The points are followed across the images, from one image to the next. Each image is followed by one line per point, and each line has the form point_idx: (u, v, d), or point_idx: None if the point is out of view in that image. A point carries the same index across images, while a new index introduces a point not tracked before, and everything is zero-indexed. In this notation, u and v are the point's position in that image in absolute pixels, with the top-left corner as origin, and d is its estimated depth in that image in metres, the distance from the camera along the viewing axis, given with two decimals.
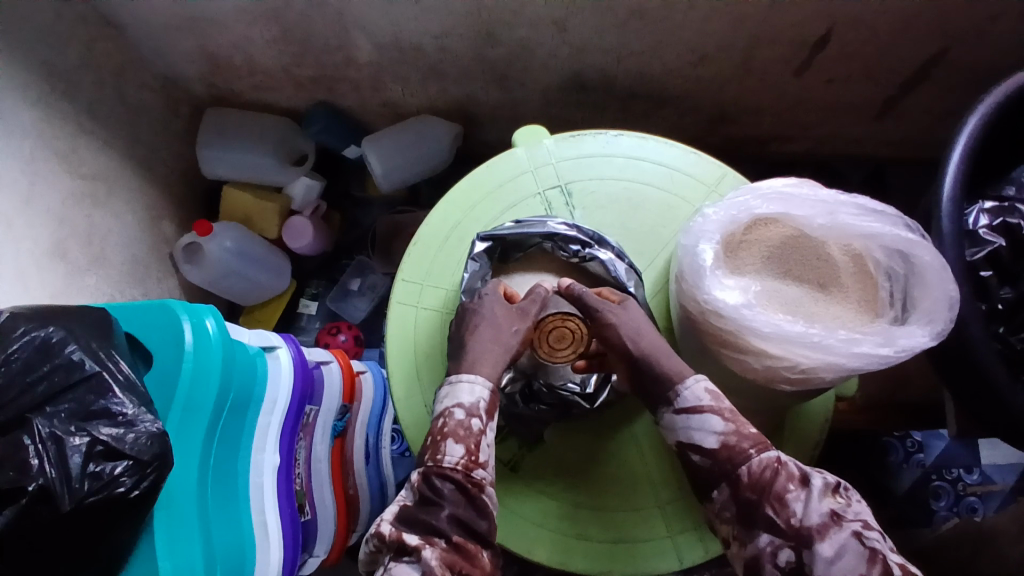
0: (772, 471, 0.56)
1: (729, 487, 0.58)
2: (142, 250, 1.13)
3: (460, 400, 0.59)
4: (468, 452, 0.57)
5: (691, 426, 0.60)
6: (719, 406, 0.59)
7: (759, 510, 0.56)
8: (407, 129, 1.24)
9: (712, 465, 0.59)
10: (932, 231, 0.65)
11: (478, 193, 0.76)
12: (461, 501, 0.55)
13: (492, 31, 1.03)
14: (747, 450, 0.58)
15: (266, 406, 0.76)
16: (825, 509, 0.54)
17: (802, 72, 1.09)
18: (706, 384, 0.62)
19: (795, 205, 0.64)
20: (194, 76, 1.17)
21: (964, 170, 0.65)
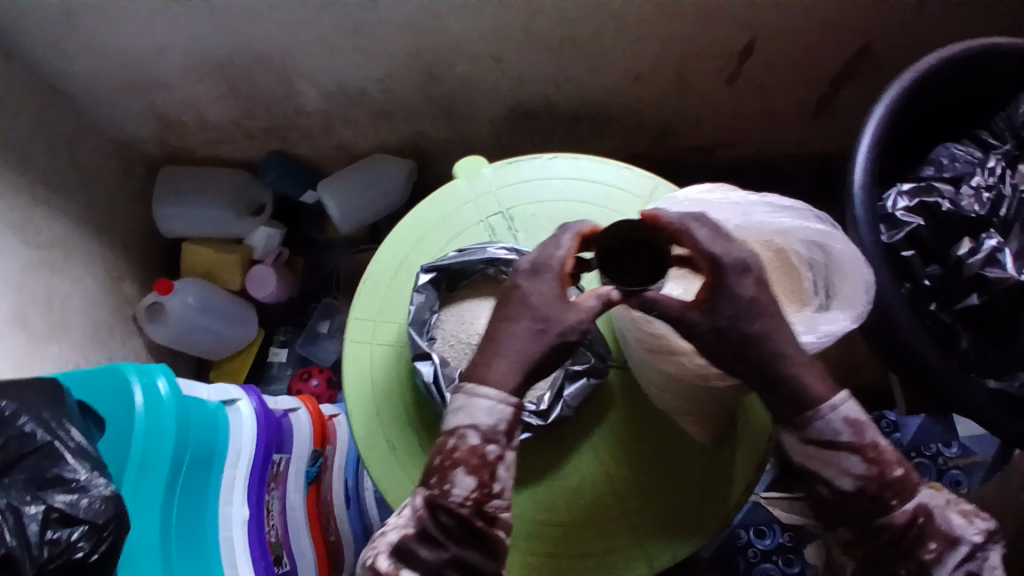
0: (911, 528, 0.57)
1: (857, 529, 0.60)
2: (104, 314, 1.13)
3: (476, 423, 0.55)
4: (480, 485, 0.55)
5: (826, 459, 0.59)
6: (862, 444, 0.58)
7: (892, 566, 0.58)
8: (361, 169, 1.26)
9: (841, 502, 0.60)
10: (849, 222, 0.68)
11: (424, 227, 0.78)
12: (465, 537, 0.54)
13: (432, 69, 1.06)
14: (889, 501, 0.58)
15: (230, 458, 0.75)
16: (961, 574, 0.57)
17: (734, 81, 1.13)
18: (847, 412, 0.58)
19: (710, 211, 0.64)
20: (146, 138, 1.19)
21: (874, 162, 0.68)
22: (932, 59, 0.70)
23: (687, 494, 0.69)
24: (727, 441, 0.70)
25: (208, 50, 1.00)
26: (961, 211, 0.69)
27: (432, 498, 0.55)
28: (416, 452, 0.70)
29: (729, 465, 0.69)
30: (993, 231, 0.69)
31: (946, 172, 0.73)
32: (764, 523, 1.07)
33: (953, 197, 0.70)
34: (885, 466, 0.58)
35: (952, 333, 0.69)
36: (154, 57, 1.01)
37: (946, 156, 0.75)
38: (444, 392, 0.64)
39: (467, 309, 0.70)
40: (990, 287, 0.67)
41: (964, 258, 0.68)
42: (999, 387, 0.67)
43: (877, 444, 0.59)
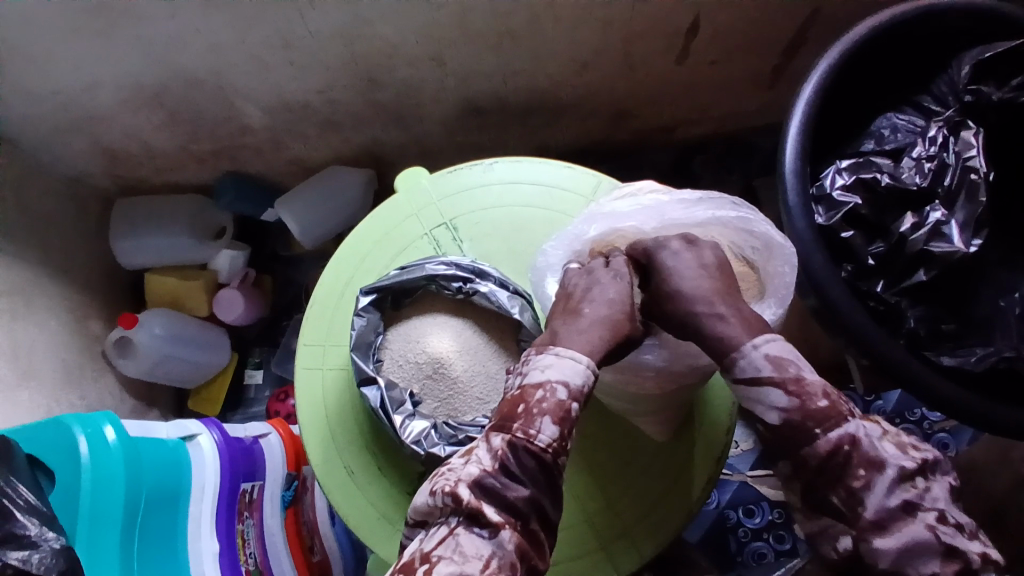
0: (844, 454, 0.53)
1: (793, 463, 0.56)
2: (74, 354, 1.12)
3: (569, 380, 0.56)
4: (561, 436, 0.55)
5: (752, 396, 0.57)
6: (782, 377, 0.56)
7: (825, 495, 0.54)
8: (317, 182, 1.24)
9: (775, 440, 0.57)
10: (781, 206, 0.68)
11: (367, 245, 0.77)
12: (543, 481, 0.54)
13: (373, 76, 1.04)
14: (813, 430, 0.54)
15: (194, 494, 0.77)
16: (895, 502, 0.52)
17: (683, 59, 1.11)
18: (769, 350, 0.57)
19: (623, 219, 0.68)
20: (97, 173, 1.17)
21: (802, 144, 0.67)
22: (867, 26, 0.69)
23: (646, 493, 0.70)
24: (681, 435, 0.72)
25: (142, 79, 0.98)
26: (900, 184, 0.68)
27: (513, 439, 0.54)
28: (374, 474, 0.70)
29: (687, 459, 0.71)
30: (936, 203, 0.67)
31: (888, 144, 0.73)
32: (752, 501, 1.04)
33: (892, 171, 0.69)
34: (808, 398, 0.55)
35: (898, 313, 0.68)
36: (89, 92, 0.99)
37: (886, 128, 0.74)
38: (391, 415, 0.64)
39: (413, 327, 0.70)
40: (935, 262, 0.67)
41: (907, 234, 0.67)
42: (955, 364, 0.66)
43: (800, 377, 0.56)
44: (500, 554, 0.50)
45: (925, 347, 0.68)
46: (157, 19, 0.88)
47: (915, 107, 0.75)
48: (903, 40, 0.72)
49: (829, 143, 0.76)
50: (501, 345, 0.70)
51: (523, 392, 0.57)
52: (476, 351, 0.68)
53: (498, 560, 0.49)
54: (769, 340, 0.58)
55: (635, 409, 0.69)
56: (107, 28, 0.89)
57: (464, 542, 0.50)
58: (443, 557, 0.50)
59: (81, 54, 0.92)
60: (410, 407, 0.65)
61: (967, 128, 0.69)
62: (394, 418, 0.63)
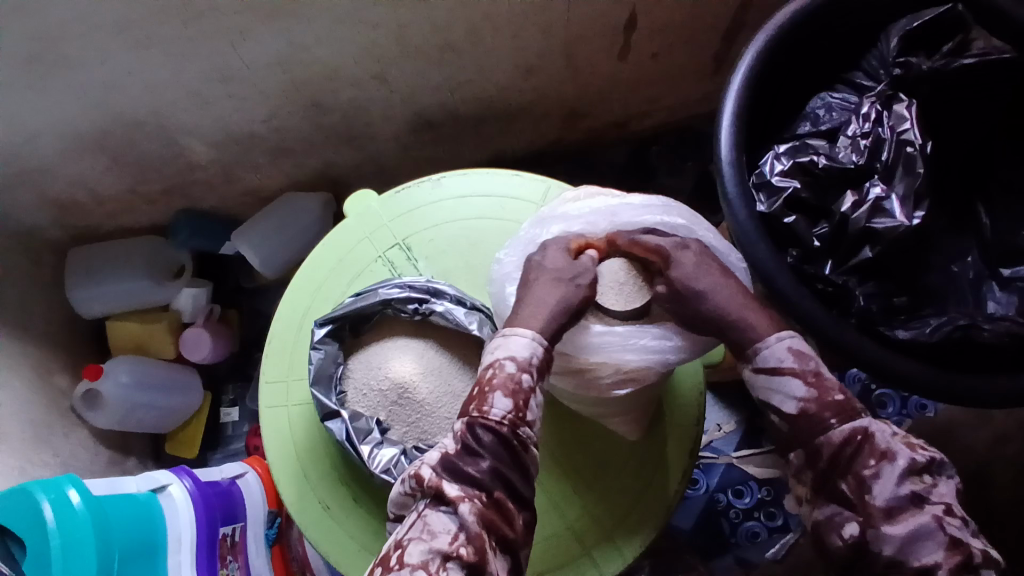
0: (853, 445, 0.56)
1: (807, 452, 0.58)
2: (41, 412, 1.08)
3: (515, 353, 0.56)
4: (516, 407, 0.55)
5: (771, 387, 0.60)
6: (802, 368, 0.59)
7: (834, 483, 0.57)
8: (274, 211, 1.22)
9: (792, 430, 0.59)
10: (722, 197, 0.68)
11: (320, 275, 0.77)
12: (505, 454, 0.53)
13: (317, 100, 1.03)
14: (828, 421, 0.57)
15: (172, 545, 0.75)
16: (905, 491, 0.54)
17: (626, 54, 1.11)
18: (792, 343, 0.60)
19: (572, 221, 0.69)
20: (48, 225, 1.13)
21: (737, 134, 0.68)
22: (788, 11, 0.70)
23: (624, 491, 0.71)
24: (654, 431, 0.72)
25: (79, 125, 0.96)
26: (838, 164, 0.69)
27: (470, 419, 0.55)
28: (351, 505, 0.69)
29: (661, 453, 0.71)
30: (875, 178, 0.68)
31: (823, 124, 0.73)
32: (739, 482, 1.04)
33: (829, 152, 0.71)
34: (826, 391, 0.58)
35: (847, 293, 0.68)
36: (27, 145, 0.96)
37: (821, 108, 0.75)
38: (358, 446, 0.63)
39: (374, 353, 0.69)
40: (879, 238, 0.67)
41: (849, 214, 0.68)
42: (910, 337, 0.66)
43: (819, 370, 0.59)
44: (462, 528, 0.50)
45: (879, 323, 0.67)
46: (88, 64, 0.86)
47: (848, 85, 0.76)
48: (827, 22, 0.73)
49: (767, 127, 0.77)
50: (465, 361, 0.70)
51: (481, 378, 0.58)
52: (440, 371, 0.68)
53: (464, 533, 0.50)
54: (790, 334, 0.61)
55: (605, 411, 0.69)
56: (36, 79, 0.86)
57: (432, 520, 0.51)
58: (413, 539, 0.50)
59: (13, 106, 0.89)
60: (377, 436, 0.64)
61: (899, 101, 0.70)
62: (362, 449, 0.63)
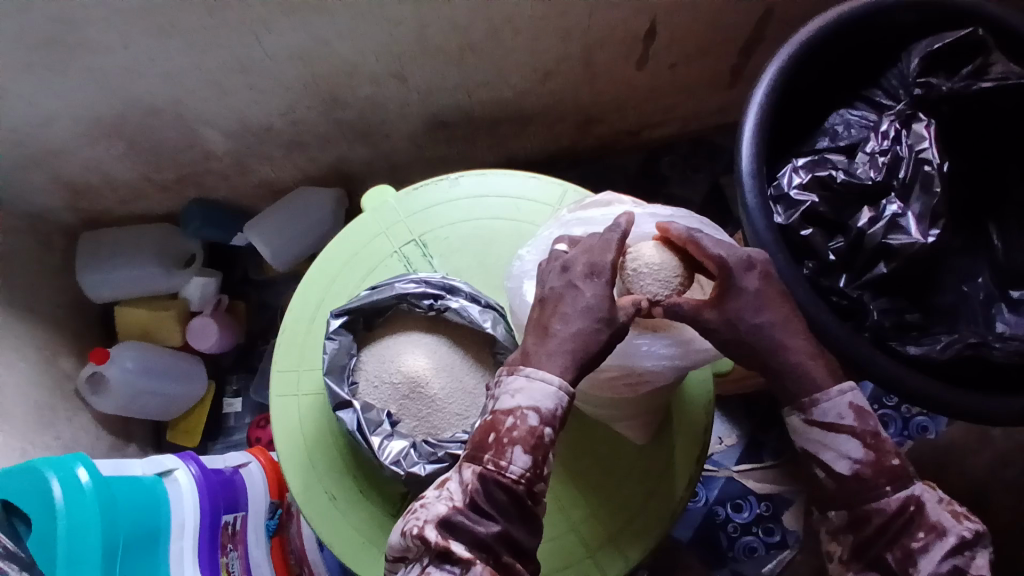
0: (904, 515, 0.57)
1: (849, 512, 0.60)
2: (44, 395, 1.09)
3: (540, 406, 0.55)
4: (533, 465, 0.55)
5: (824, 442, 0.60)
6: (861, 428, 0.59)
7: (878, 550, 0.58)
8: (286, 204, 1.23)
9: (836, 488, 0.61)
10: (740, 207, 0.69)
11: (334, 268, 0.77)
12: (515, 513, 0.54)
13: (336, 96, 1.04)
14: (882, 487, 0.59)
15: (175, 531, 0.74)
16: (946, 568, 0.55)
17: (643, 63, 1.13)
18: (854, 399, 0.60)
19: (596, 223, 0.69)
20: (60, 208, 1.14)
21: (757, 147, 0.69)
22: (810, 29, 0.71)
23: (631, 495, 0.70)
24: (662, 435, 0.72)
25: (98, 110, 0.97)
26: (856, 180, 0.70)
27: (484, 472, 0.54)
28: (357, 498, 0.69)
29: (670, 458, 0.71)
30: (892, 196, 0.69)
31: (842, 140, 0.75)
32: (739, 496, 1.04)
33: (847, 167, 0.71)
34: (883, 455, 0.59)
35: (860, 308, 0.69)
36: (45, 126, 0.97)
37: (840, 125, 0.76)
38: (368, 437, 0.63)
39: (388, 346, 0.69)
40: (894, 254, 0.69)
41: (865, 229, 0.69)
42: (921, 352, 0.67)
43: (877, 431, 0.60)
44: None
45: (891, 338, 0.69)
46: (111, 50, 0.87)
47: (866, 102, 0.77)
48: (850, 37, 0.74)
49: (785, 141, 0.78)
50: (477, 358, 0.70)
51: (494, 420, 0.56)
52: (453, 367, 0.68)
53: None
54: (851, 389, 0.61)
55: (611, 414, 0.68)
56: (59, 63, 0.87)
57: None
58: None
59: (34, 91, 0.91)
60: (388, 428, 0.64)
61: (919, 120, 0.70)
62: (372, 439, 0.63)
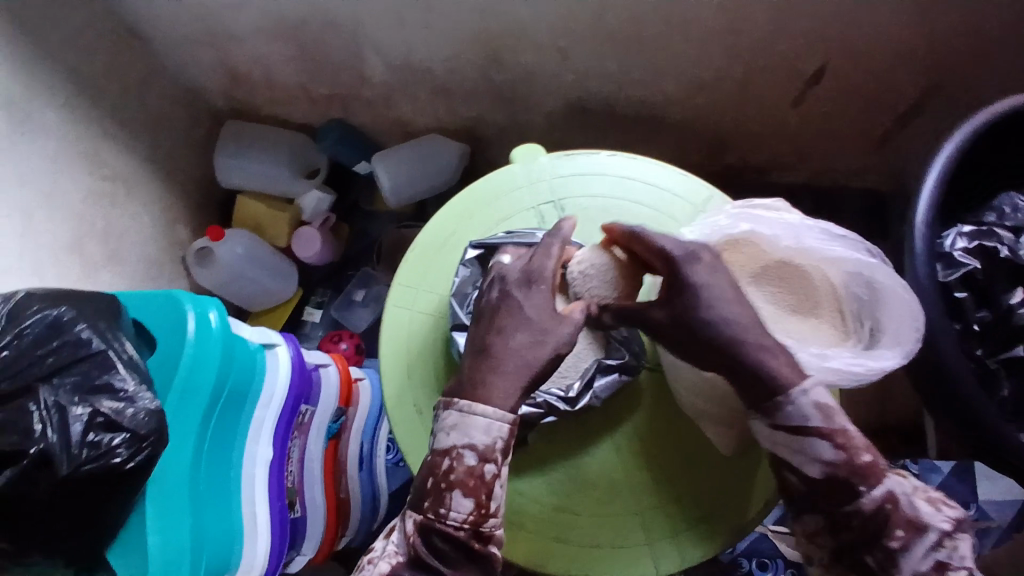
0: (884, 516, 0.59)
1: (824, 514, 0.62)
2: (157, 251, 1.17)
3: (475, 443, 0.58)
4: (476, 506, 0.58)
5: (793, 446, 0.61)
6: (829, 430, 0.59)
7: (854, 553, 0.61)
8: (415, 146, 1.29)
9: (809, 490, 0.62)
10: (906, 251, 0.70)
11: (473, 205, 0.80)
12: (463, 556, 0.58)
13: (498, 56, 1.07)
14: (857, 487, 0.59)
15: (263, 399, 0.76)
16: (927, 565, 0.58)
17: (797, 101, 1.12)
18: (818, 398, 0.60)
19: (761, 224, 0.65)
20: (217, 91, 1.22)
21: (935, 197, 0.69)
22: (1009, 102, 0.72)
23: (699, 499, 0.71)
24: (749, 453, 0.72)
25: (285, 11, 1.02)
26: (1019, 259, 0.70)
27: (427, 521, 0.58)
28: None
29: (749, 476, 0.71)
30: None
31: (1009, 220, 0.73)
32: (768, 556, 1.01)
33: (1013, 245, 0.71)
34: (854, 453, 0.59)
35: (995, 379, 0.70)
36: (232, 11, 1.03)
37: (1007, 206, 0.74)
38: None
39: None
40: None
41: (1017, 307, 0.69)
42: None
43: (846, 430, 0.60)
44: None
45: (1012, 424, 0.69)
46: None
47: None
48: None
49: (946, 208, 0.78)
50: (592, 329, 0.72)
51: (434, 463, 0.59)
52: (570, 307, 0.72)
53: None
54: (813, 385, 0.59)
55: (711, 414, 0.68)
56: None
57: None
58: None
59: None
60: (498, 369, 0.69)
61: None
62: None
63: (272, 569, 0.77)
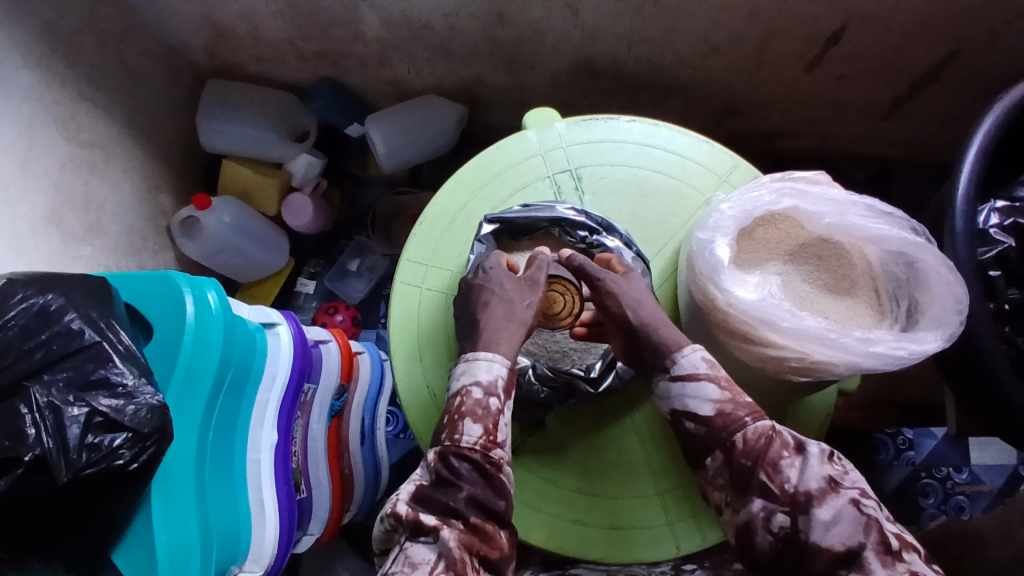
0: (767, 438, 0.58)
1: (724, 454, 0.59)
2: (139, 221, 1.10)
3: (479, 379, 0.60)
4: (486, 432, 0.58)
5: (686, 394, 0.61)
6: (715, 375, 0.61)
7: (754, 478, 0.57)
8: (409, 108, 1.22)
9: (706, 434, 0.60)
10: (945, 231, 0.68)
11: (485, 175, 0.76)
12: (480, 479, 0.56)
13: (503, 12, 1.00)
14: (743, 419, 0.60)
15: (265, 381, 0.72)
16: (822, 476, 0.56)
17: (814, 65, 1.07)
18: (703, 354, 0.63)
19: (807, 200, 0.66)
20: (196, 46, 1.13)
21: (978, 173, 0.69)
22: None
23: None
24: None
25: None
26: None
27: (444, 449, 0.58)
28: None
29: None
30: None
31: None
32: None
33: None
34: (737, 393, 0.61)
35: None
36: None
37: None
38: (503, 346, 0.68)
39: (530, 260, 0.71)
40: None
41: None
42: None
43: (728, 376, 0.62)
44: (444, 552, 0.52)
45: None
46: None
47: None
48: None
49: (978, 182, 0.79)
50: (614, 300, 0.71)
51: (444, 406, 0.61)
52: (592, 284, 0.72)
53: (445, 559, 0.52)
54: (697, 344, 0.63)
55: None
56: None
57: (415, 551, 0.53)
58: (396, 572, 0.53)
59: None
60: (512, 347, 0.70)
61: None
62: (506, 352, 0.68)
63: (281, 552, 0.74)
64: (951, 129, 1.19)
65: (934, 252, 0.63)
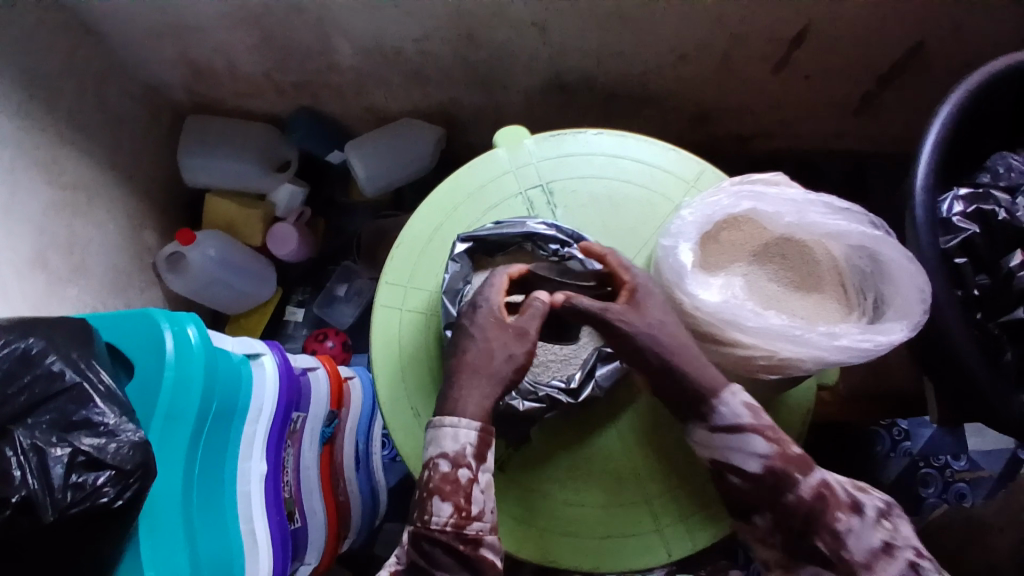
0: (825, 501, 0.62)
1: (773, 514, 0.63)
2: (124, 260, 1.11)
3: (445, 451, 0.59)
4: (456, 510, 0.58)
5: (731, 446, 0.63)
6: (760, 424, 0.62)
7: (811, 543, 0.63)
8: (387, 133, 1.24)
9: (752, 487, 0.63)
10: (907, 220, 0.70)
11: (458, 196, 0.77)
12: (454, 561, 0.57)
13: (472, 34, 1.02)
14: (795, 475, 0.62)
15: (251, 414, 0.73)
16: (878, 542, 0.62)
17: (780, 68, 1.09)
18: (743, 397, 0.63)
19: (765, 202, 0.67)
20: (175, 85, 1.15)
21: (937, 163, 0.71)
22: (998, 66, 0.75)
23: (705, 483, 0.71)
24: None
25: None
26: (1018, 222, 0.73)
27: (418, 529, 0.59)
28: None
29: None
30: None
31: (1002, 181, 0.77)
32: None
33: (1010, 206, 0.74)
34: (784, 445, 0.63)
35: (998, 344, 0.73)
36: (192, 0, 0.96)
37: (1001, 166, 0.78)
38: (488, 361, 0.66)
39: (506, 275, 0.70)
40: None
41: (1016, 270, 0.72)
42: None
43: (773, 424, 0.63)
44: None
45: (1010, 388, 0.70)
46: None
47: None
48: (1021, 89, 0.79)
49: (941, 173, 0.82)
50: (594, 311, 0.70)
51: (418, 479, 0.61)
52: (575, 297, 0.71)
53: None
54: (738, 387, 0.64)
55: None
56: None
57: None
58: None
59: None
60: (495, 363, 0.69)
61: None
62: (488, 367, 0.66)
63: None
64: (921, 122, 1.21)
65: (891, 243, 0.66)
